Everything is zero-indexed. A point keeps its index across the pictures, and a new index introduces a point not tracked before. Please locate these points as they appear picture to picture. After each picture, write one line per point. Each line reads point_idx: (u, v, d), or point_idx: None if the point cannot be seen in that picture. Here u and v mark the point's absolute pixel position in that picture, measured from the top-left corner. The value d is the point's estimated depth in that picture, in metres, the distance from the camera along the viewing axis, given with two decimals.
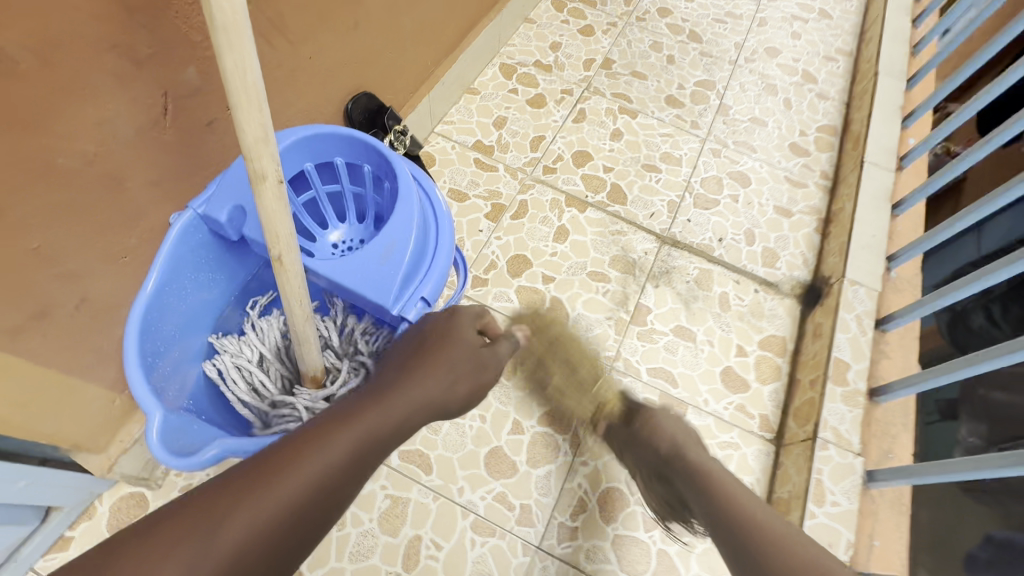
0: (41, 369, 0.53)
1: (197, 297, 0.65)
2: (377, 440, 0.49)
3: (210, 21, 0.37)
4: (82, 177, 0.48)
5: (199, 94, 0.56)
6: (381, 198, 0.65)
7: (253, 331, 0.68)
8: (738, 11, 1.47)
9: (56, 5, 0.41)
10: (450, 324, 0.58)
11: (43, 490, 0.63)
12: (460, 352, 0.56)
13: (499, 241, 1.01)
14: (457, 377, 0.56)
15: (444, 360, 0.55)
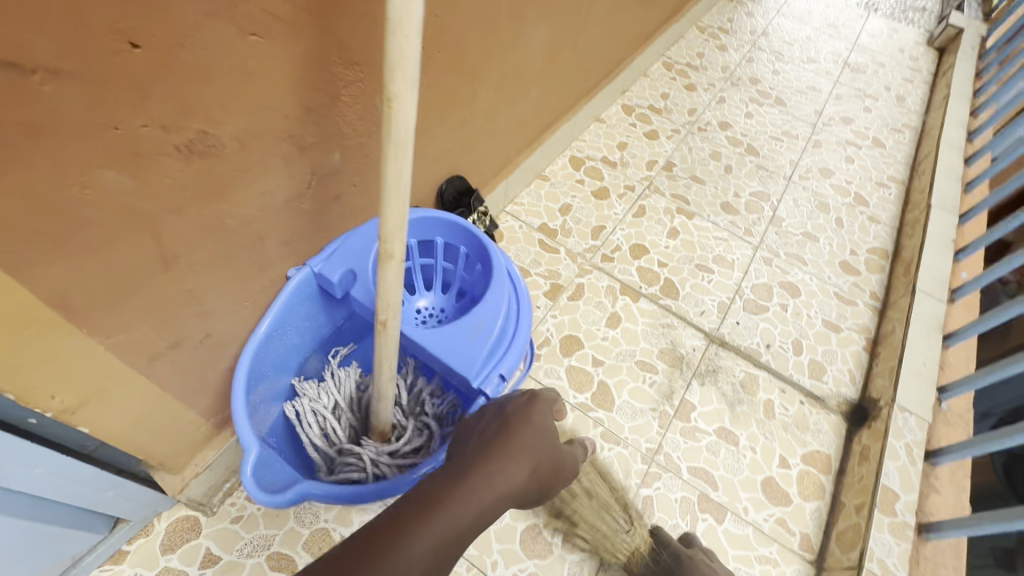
0: (160, 392, 0.59)
1: (291, 342, 0.72)
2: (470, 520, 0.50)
3: (385, 137, 0.47)
4: (239, 235, 0.57)
5: (337, 174, 0.65)
6: (469, 279, 0.72)
7: (332, 379, 0.74)
8: (795, 131, 1.58)
9: (264, 106, 0.51)
10: (529, 410, 0.64)
11: (122, 501, 0.68)
12: (539, 443, 0.61)
13: (555, 319, 1.07)
14: (537, 469, 0.59)
15: (529, 445, 0.60)
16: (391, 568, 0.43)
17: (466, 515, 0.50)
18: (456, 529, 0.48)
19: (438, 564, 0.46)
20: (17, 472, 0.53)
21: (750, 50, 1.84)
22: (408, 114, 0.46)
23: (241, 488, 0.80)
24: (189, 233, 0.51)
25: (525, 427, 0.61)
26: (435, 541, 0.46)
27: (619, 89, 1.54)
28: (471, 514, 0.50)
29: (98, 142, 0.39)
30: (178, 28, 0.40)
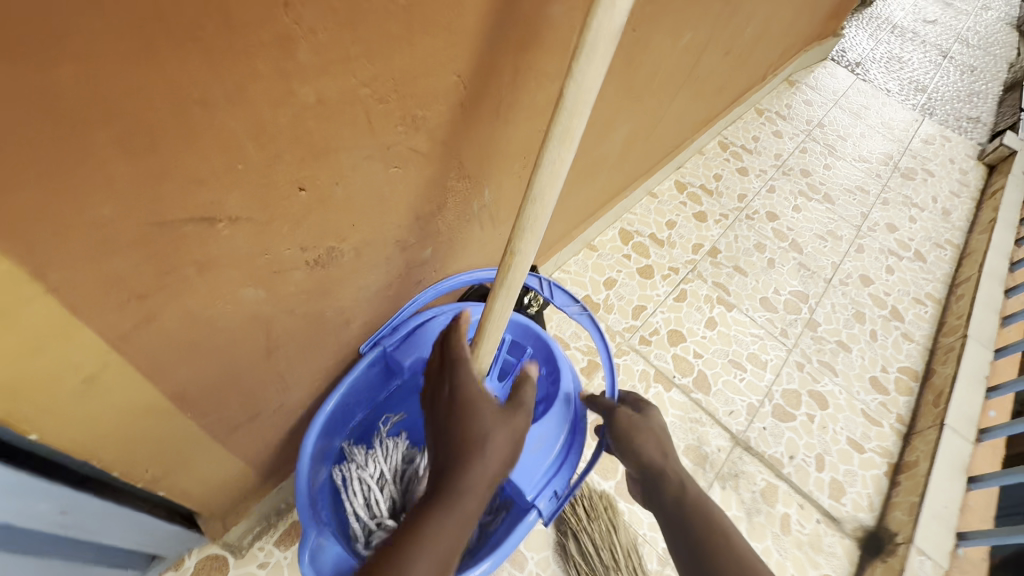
0: (228, 455, 0.62)
1: (346, 410, 0.74)
2: (445, 530, 0.51)
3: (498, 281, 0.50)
4: (332, 322, 0.60)
5: (424, 264, 0.68)
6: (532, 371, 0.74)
7: (380, 448, 0.75)
8: (839, 232, 1.60)
9: (384, 222, 0.53)
10: (472, 391, 0.58)
11: (168, 543, 0.69)
12: (491, 423, 0.56)
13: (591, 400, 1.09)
14: (503, 444, 0.57)
15: (481, 428, 0.56)
16: None
17: (446, 530, 0.51)
18: (442, 539, 0.51)
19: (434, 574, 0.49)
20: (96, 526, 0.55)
21: (804, 140, 1.87)
22: (525, 263, 0.48)
23: (271, 532, 0.82)
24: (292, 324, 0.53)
25: (469, 417, 0.56)
26: (429, 564, 0.49)
27: (675, 165, 1.58)
28: (446, 526, 0.51)
29: (250, 268, 0.42)
30: (338, 171, 0.43)
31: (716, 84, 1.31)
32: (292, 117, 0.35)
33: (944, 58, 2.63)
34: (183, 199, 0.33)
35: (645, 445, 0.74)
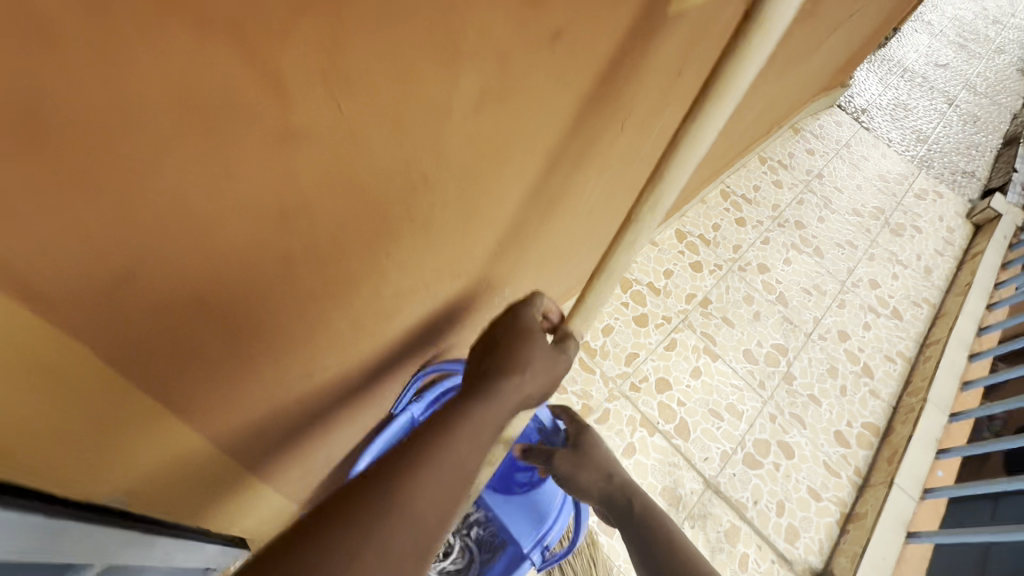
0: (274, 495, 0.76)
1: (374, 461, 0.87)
2: (479, 428, 0.52)
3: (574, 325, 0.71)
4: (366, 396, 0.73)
5: (445, 343, 0.81)
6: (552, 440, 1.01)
7: None
8: (824, 286, 1.72)
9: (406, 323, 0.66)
10: (525, 323, 0.62)
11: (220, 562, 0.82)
12: (538, 351, 0.59)
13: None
14: (542, 375, 0.59)
15: (529, 355, 0.59)
16: (422, 469, 0.47)
17: (481, 427, 0.52)
18: (482, 430, 0.52)
19: (467, 463, 0.50)
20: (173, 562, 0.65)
21: (802, 191, 1.97)
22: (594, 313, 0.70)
23: None
24: (330, 397, 0.67)
25: (522, 341, 0.59)
26: (460, 455, 0.49)
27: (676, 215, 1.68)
28: (484, 425, 0.53)
29: None
30: None
31: (718, 153, 1.42)
32: None
33: (949, 106, 2.71)
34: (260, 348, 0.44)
35: (583, 475, 0.80)
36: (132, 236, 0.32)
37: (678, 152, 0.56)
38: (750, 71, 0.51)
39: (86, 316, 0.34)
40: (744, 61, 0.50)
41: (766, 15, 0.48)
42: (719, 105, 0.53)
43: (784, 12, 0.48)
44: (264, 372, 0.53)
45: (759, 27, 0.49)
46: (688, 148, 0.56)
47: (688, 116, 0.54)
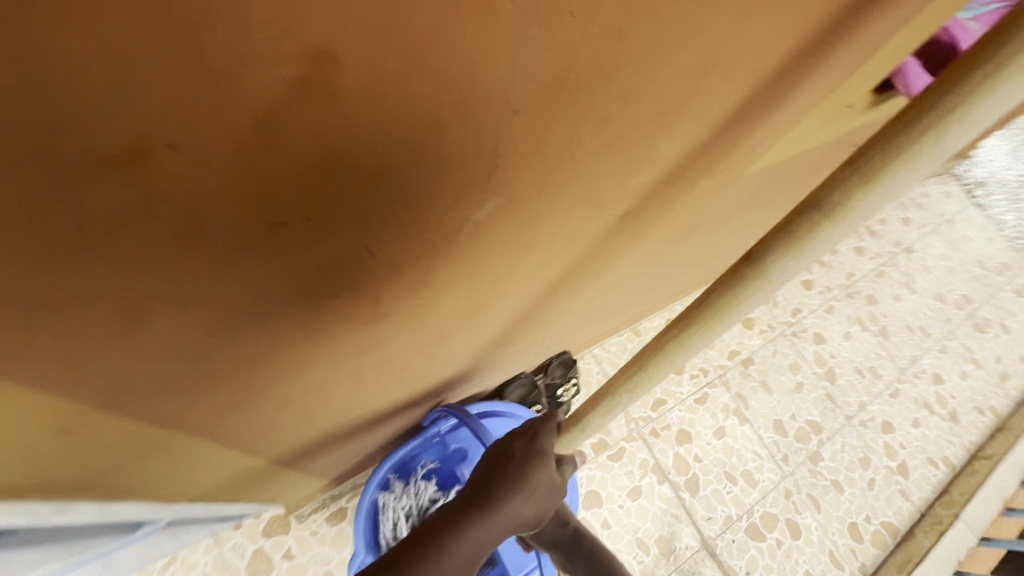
0: (308, 474, 0.87)
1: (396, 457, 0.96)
2: (482, 544, 0.59)
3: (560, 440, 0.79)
4: (399, 411, 0.81)
5: (478, 376, 0.87)
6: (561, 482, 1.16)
7: (414, 485, 0.99)
8: (880, 371, 1.64)
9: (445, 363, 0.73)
10: (543, 448, 0.68)
11: (256, 508, 0.96)
12: (548, 480, 0.66)
13: (583, 483, 1.29)
14: (546, 500, 0.66)
15: (540, 482, 0.65)
16: None
17: (483, 542, 0.59)
18: (475, 549, 0.58)
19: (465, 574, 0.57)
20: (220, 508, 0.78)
21: (884, 264, 1.85)
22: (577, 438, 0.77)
23: (324, 510, 1.11)
24: (372, 411, 0.76)
25: (537, 468, 0.66)
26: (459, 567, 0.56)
27: None
28: (486, 542, 0.59)
29: None
30: None
31: None
32: None
33: None
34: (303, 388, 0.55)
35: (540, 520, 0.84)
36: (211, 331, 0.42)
37: (669, 346, 0.60)
38: (750, 304, 0.54)
39: (193, 383, 0.46)
40: (740, 298, 0.53)
41: (767, 270, 0.50)
42: (704, 330, 0.58)
43: (788, 270, 0.50)
44: (322, 400, 0.62)
45: (760, 277, 0.51)
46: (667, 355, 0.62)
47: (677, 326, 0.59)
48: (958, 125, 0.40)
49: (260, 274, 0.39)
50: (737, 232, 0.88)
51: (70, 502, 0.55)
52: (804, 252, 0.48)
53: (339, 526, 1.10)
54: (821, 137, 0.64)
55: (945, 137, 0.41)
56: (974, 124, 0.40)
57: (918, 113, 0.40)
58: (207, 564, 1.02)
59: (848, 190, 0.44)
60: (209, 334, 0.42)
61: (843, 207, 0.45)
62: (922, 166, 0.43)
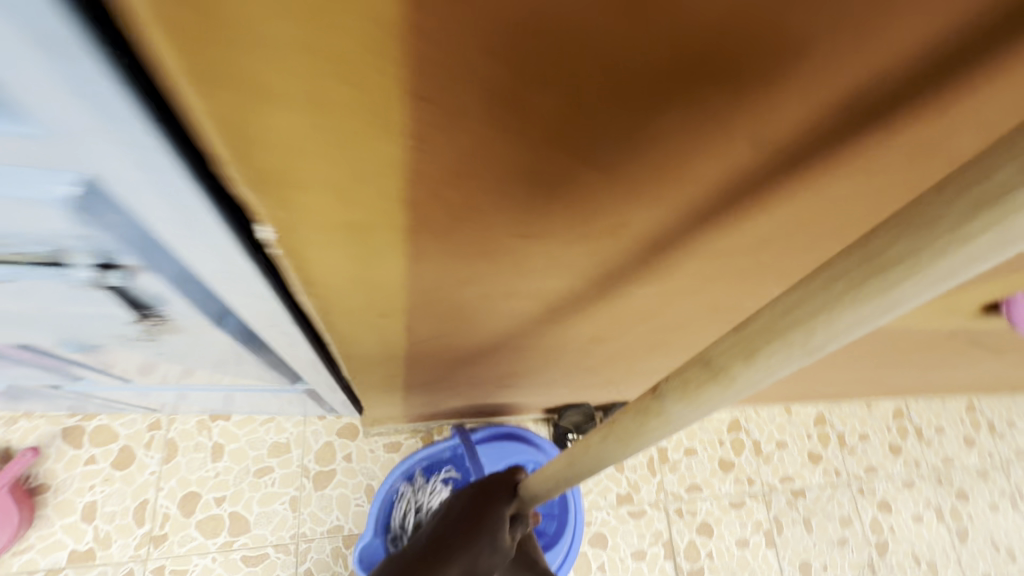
0: (396, 406, 1.06)
1: (419, 459, 1.18)
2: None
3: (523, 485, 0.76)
4: (484, 390, 0.98)
5: (554, 391, 1.01)
6: (554, 530, 1.25)
7: (429, 485, 1.16)
8: (939, 568, 1.53)
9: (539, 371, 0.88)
10: (487, 496, 0.79)
11: (341, 408, 1.17)
12: (487, 528, 0.76)
13: (593, 523, 1.37)
14: (490, 544, 0.76)
15: (481, 528, 0.76)
16: None
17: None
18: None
19: None
20: (329, 396, 0.96)
21: (994, 466, 1.69)
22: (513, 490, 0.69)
23: (385, 436, 1.32)
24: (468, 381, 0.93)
25: (477, 516, 0.77)
26: None
27: (830, 401, 1.60)
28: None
29: (468, 381, 0.80)
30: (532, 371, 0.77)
31: (911, 384, 1.32)
32: (526, 359, 0.70)
33: None
34: (445, 368, 0.71)
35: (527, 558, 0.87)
36: (432, 336, 0.57)
37: None
38: (657, 437, 0.46)
39: (387, 361, 0.61)
40: (641, 428, 0.45)
41: (664, 397, 0.41)
42: (628, 439, 0.49)
43: (689, 417, 0.41)
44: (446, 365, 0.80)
45: (654, 409, 0.42)
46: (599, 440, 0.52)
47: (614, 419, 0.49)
48: (926, 275, 0.23)
49: (498, 313, 0.54)
50: (834, 363, 0.91)
51: (316, 364, 0.68)
52: (699, 405, 0.38)
53: (392, 454, 1.31)
54: (939, 317, 0.69)
55: (890, 289, 0.25)
56: (949, 278, 0.23)
57: (856, 251, 0.26)
58: (293, 437, 1.28)
59: (786, 311, 0.29)
60: (429, 340, 0.57)
61: (733, 373, 0.34)
62: (859, 322, 0.27)
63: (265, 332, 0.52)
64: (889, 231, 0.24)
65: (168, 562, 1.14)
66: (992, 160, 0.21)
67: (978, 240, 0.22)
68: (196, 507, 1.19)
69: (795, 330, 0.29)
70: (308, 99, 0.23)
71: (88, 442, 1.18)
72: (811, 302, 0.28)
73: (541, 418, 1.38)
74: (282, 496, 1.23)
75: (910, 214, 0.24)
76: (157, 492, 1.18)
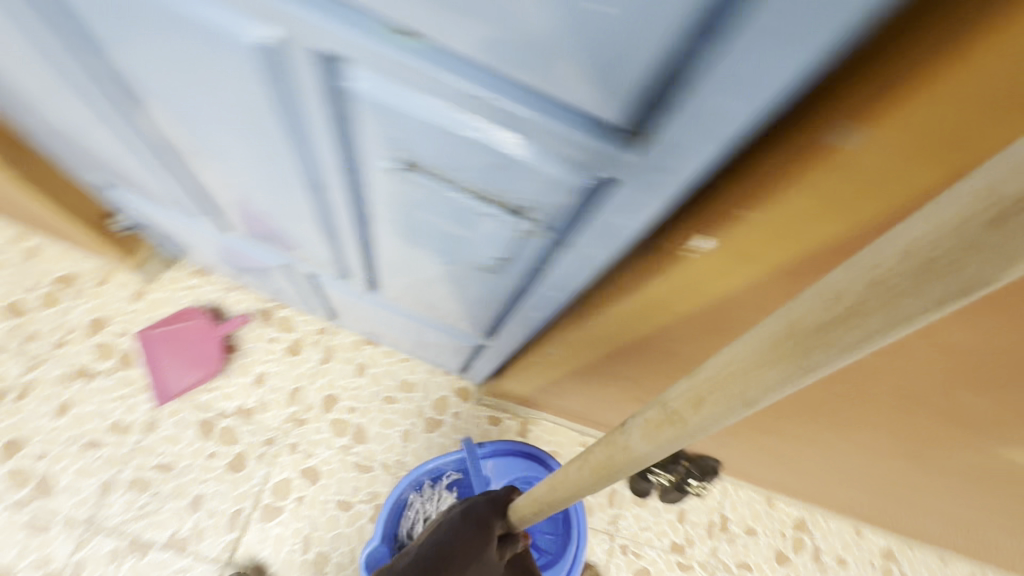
0: (528, 387, 1.23)
1: (429, 468, 1.28)
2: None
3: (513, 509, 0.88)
4: (615, 402, 1.12)
5: None
6: (557, 548, 1.32)
7: (436, 492, 1.29)
8: None
9: None
10: (479, 515, 0.94)
11: (476, 373, 1.37)
12: (481, 542, 0.91)
13: (642, 558, 1.46)
14: (482, 556, 0.91)
15: (474, 542, 0.91)
16: None
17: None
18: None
19: None
20: (489, 357, 1.16)
21: None
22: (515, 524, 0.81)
23: (491, 409, 1.50)
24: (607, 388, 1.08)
25: (471, 532, 0.92)
26: None
27: (905, 539, 1.58)
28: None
29: (623, 386, 0.95)
30: None
31: (1002, 547, 1.30)
32: None
33: None
34: (627, 372, 0.86)
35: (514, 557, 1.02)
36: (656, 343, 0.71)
37: None
38: (626, 473, 0.53)
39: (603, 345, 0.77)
40: (609, 464, 0.53)
41: (630, 429, 0.48)
42: (603, 476, 0.56)
43: (647, 453, 0.48)
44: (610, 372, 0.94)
45: (617, 438, 0.51)
46: (580, 475, 0.60)
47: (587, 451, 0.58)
48: (835, 343, 0.29)
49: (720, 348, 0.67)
50: (942, 487, 0.97)
51: (528, 332, 0.88)
52: (659, 444, 0.45)
53: (492, 427, 1.48)
54: None
55: (810, 353, 0.30)
56: (854, 348, 0.28)
57: (781, 317, 0.31)
58: (419, 381, 1.49)
59: (725, 361, 0.36)
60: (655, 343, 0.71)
61: (686, 419, 0.41)
62: (785, 379, 0.32)
63: (542, 303, 0.71)
64: (800, 303, 0.30)
65: (301, 442, 1.37)
66: (876, 250, 0.26)
67: (873, 315, 0.26)
68: (333, 408, 1.41)
69: (735, 381, 0.35)
70: (889, 167, 0.34)
71: (273, 325, 1.45)
72: (746, 357, 0.34)
73: None
74: (398, 425, 1.43)
75: (819, 288, 0.29)
76: (310, 384, 1.42)
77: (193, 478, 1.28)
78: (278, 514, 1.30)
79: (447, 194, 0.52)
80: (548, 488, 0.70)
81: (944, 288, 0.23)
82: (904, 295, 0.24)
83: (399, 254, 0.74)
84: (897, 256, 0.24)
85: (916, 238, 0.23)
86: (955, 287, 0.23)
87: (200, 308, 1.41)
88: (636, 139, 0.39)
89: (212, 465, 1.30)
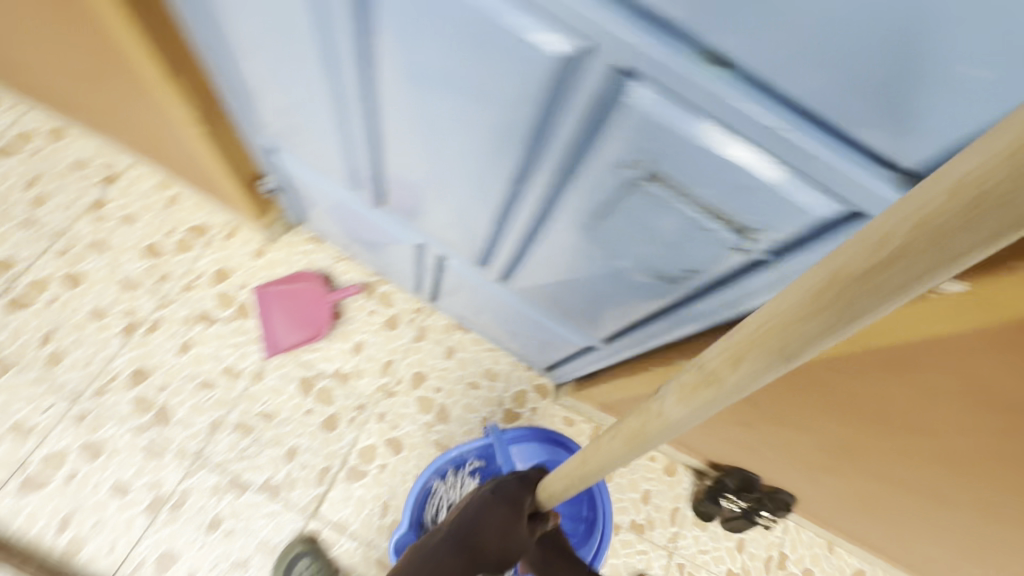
0: (620, 396, 1.25)
1: (453, 454, 1.30)
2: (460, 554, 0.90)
3: (541, 490, 0.91)
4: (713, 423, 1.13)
5: (763, 453, 1.15)
6: (581, 532, 1.34)
7: (459, 479, 1.33)
8: None
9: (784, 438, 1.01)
10: (505, 493, 0.95)
11: (563, 374, 1.41)
12: (508, 520, 0.93)
13: None
14: (510, 534, 0.92)
15: (500, 519, 0.92)
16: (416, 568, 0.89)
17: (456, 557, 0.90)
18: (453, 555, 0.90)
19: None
20: (592, 360, 1.21)
21: None
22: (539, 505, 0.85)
23: (567, 410, 1.53)
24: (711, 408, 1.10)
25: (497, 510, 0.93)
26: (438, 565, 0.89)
27: None
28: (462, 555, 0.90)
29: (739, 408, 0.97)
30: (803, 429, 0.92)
31: None
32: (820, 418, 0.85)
33: None
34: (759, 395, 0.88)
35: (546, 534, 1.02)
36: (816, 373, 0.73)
37: None
38: (665, 437, 0.57)
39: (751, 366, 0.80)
40: (648, 428, 0.57)
41: (672, 389, 0.52)
42: (642, 441, 0.60)
43: (687, 414, 0.52)
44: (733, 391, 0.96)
45: (657, 401, 0.55)
46: (617, 440, 0.64)
47: (626, 417, 0.62)
48: (881, 286, 0.32)
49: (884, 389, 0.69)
50: None
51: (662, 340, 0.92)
52: (698, 402, 0.50)
53: (566, 427, 1.51)
54: None
55: (857, 298, 0.34)
56: (901, 289, 0.32)
57: (827, 267, 0.35)
58: (502, 371, 1.53)
59: (769, 314, 0.40)
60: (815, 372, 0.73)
61: (727, 374, 0.45)
62: (827, 325, 0.36)
63: (707, 315, 0.75)
64: (847, 251, 0.33)
65: (389, 413, 1.43)
66: (919, 193, 0.29)
67: (918, 255, 0.29)
68: (420, 385, 1.48)
69: (776, 335, 0.39)
70: None
71: (374, 298, 1.52)
72: (792, 307, 0.38)
73: (694, 467, 1.51)
74: (478, 411, 1.49)
75: (868, 232, 0.32)
76: (402, 359, 1.49)
77: (290, 430, 1.36)
78: (362, 477, 1.37)
79: (672, 204, 0.57)
80: (580, 459, 0.74)
81: (992, 223, 0.26)
82: (950, 234, 0.27)
83: (568, 250, 0.80)
84: (946, 194, 0.27)
85: (965, 175, 0.26)
86: (1005, 222, 0.26)
87: (313, 272, 1.49)
88: (915, 183, 0.43)
89: (308, 422, 1.38)
